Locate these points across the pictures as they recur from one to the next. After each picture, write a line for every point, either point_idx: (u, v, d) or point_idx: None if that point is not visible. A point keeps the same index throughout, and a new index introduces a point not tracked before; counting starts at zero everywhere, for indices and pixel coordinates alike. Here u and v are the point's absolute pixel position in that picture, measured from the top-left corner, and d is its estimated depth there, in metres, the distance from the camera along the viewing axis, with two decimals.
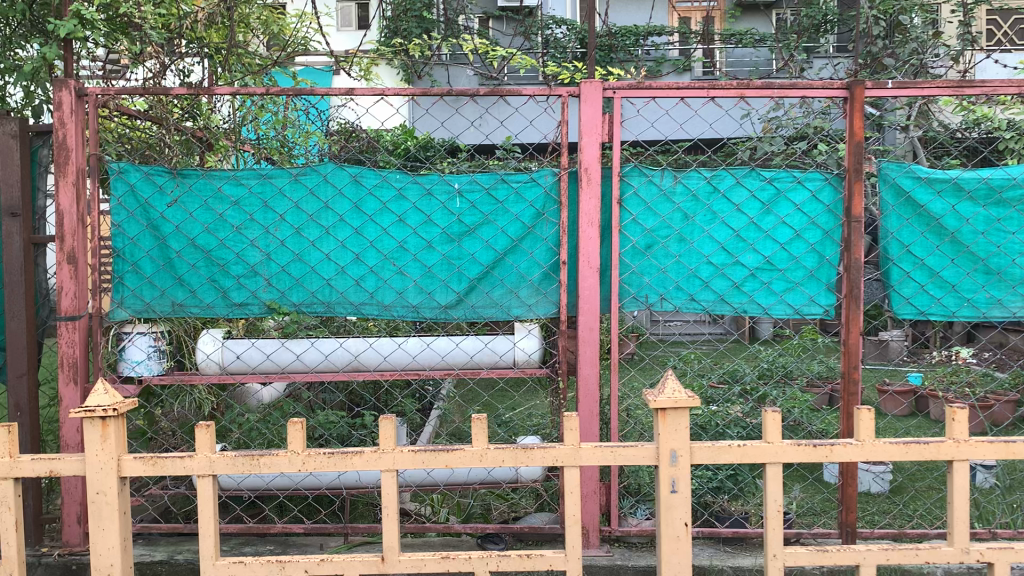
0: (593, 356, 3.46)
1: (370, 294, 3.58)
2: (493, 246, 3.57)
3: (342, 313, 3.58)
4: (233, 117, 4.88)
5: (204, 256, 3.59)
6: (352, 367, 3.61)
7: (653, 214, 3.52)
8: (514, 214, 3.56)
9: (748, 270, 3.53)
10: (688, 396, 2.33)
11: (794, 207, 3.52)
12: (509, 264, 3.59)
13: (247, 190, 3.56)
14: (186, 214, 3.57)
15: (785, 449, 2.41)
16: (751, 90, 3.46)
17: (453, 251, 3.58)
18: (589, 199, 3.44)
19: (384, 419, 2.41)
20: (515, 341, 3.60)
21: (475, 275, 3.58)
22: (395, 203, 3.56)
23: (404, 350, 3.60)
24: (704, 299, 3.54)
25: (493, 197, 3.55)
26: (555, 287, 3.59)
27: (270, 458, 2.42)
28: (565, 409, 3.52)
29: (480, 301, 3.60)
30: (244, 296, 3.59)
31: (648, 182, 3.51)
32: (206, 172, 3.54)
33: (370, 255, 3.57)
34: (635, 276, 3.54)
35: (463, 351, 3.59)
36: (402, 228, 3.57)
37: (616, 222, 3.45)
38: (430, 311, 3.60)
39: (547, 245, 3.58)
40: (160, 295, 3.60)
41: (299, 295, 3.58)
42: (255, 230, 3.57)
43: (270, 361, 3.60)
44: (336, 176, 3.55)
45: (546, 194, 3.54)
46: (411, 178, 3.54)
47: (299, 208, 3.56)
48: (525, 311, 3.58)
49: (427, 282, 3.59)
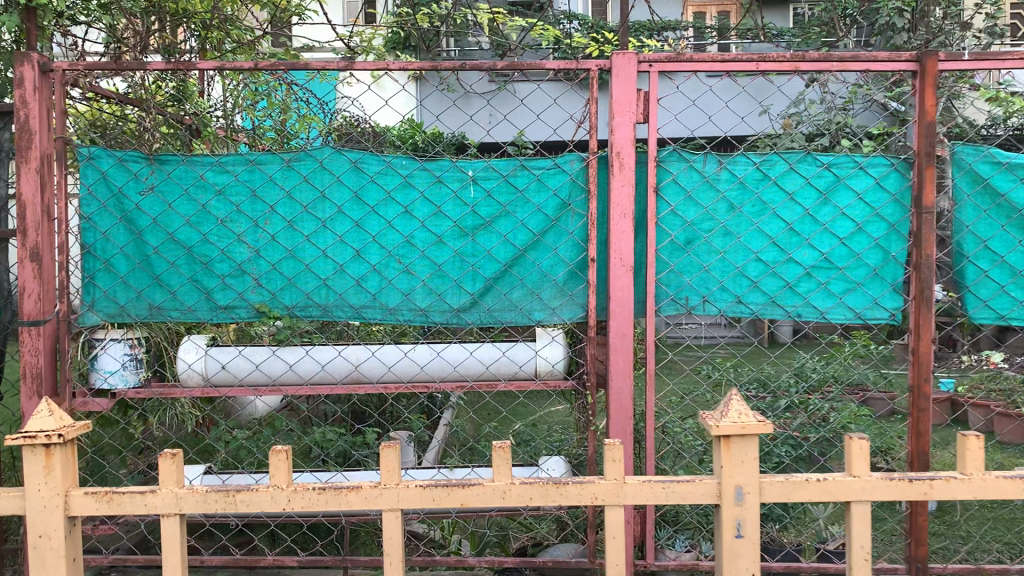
0: (626, 367, 3.03)
1: (373, 296, 3.17)
2: (512, 241, 3.15)
3: (341, 317, 3.16)
4: (224, 104, 4.48)
5: (185, 253, 3.17)
6: (352, 378, 3.19)
7: (694, 205, 3.10)
8: (535, 204, 3.13)
9: (803, 268, 3.10)
10: (758, 421, 1.91)
11: (855, 196, 3.09)
12: (529, 262, 3.16)
13: (233, 177, 3.14)
14: (164, 205, 3.15)
15: (874, 485, 1.97)
16: (806, 63, 3.02)
17: (466, 247, 3.16)
18: (622, 186, 3.01)
19: (387, 448, 1.98)
20: (537, 349, 3.15)
21: (491, 274, 3.16)
22: (401, 192, 3.14)
23: (410, 359, 3.17)
24: (753, 302, 3.11)
25: (511, 185, 3.13)
26: (582, 287, 3.16)
27: (248, 494, 2.00)
28: (595, 426, 3.09)
29: (497, 304, 3.17)
30: (230, 298, 3.18)
31: (689, 168, 3.08)
32: (187, 157, 3.13)
33: (373, 251, 3.15)
34: (674, 275, 3.12)
35: (477, 360, 3.17)
36: (409, 221, 3.15)
37: (653, 214, 3.02)
38: (440, 315, 3.17)
39: (574, 240, 3.15)
40: (136, 297, 3.18)
41: (292, 297, 3.16)
42: (242, 224, 3.16)
43: (260, 372, 3.19)
44: (333, 161, 3.12)
45: (572, 181, 3.12)
46: (419, 164, 3.11)
47: (291, 199, 3.14)
48: (548, 315, 3.15)
49: (437, 282, 3.17)
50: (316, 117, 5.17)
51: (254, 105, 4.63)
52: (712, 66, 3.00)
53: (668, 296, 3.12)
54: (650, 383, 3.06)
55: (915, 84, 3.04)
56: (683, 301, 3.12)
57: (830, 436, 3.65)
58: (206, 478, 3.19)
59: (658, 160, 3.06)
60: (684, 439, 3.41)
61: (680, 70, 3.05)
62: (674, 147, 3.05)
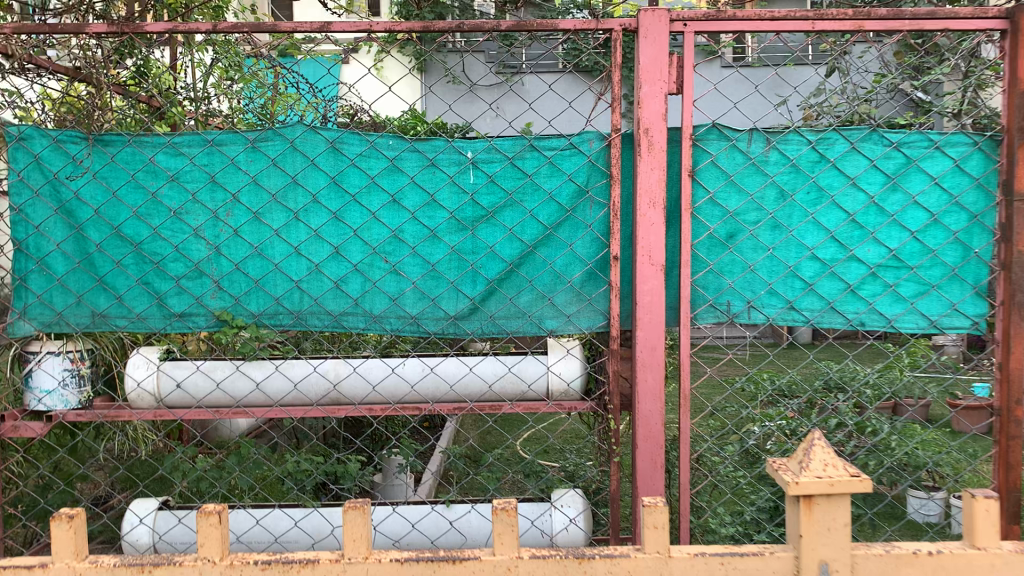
0: (656, 385, 2.54)
1: (355, 301, 2.67)
2: (519, 236, 2.64)
3: (316, 326, 2.67)
4: (195, 82, 4.01)
5: (133, 250, 2.68)
6: (330, 399, 2.70)
7: (737, 192, 2.59)
8: (547, 192, 2.63)
9: (868, 268, 2.60)
10: (851, 477, 1.42)
11: (930, 180, 2.57)
12: (540, 260, 2.65)
13: (188, 160, 2.65)
14: (108, 194, 2.66)
15: (1006, 561, 1.48)
16: (872, 22, 2.50)
17: (464, 243, 2.65)
18: (650, 169, 2.52)
19: (351, 511, 1.49)
20: (548, 365, 2.65)
21: (494, 275, 2.66)
22: (388, 177, 2.64)
23: (398, 377, 2.68)
24: (807, 307, 2.61)
25: (518, 168, 2.63)
26: (603, 292, 2.65)
27: (170, 571, 1.51)
28: (618, 455, 2.60)
29: (502, 310, 2.67)
30: (187, 303, 2.69)
31: (731, 148, 2.58)
32: (135, 137, 2.64)
33: (354, 248, 2.66)
34: (713, 276, 2.61)
35: (479, 377, 2.67)
36: (397, 213, 2.65)
37: (688, 203, 2.52)
38: (434, 325, 2.68)
39: (592, 234, 2.63)
40: (76, 303, 2.69)
41: (258, 303, 2.67)
42: (199, 215, 2.67)
43: (222, 391, 2.70)
44: (307, 141, 2.63)
45: (591, 164, 2.61)
46: (408, 144, 2.62)
47: (258, 186, 2.65)
48: (562, 323, 2.65)
49: (430, 285, 2.67)
50: (299, 97, 4.66)
51: (229, 85, 4.15)
52: (759, 25, 2.49)
53: (706, 301, 2.62)
54: (683, 404, 2.57)
55: (1003, 46, 2.52)
56: (724, 307, 2.61)
57: (891, 462, 3.14)
58: (159, 516, 2.70)
59: (694, 138, 2.56)
60: (722, 466, 2.92)
61: (720, 30, 2.54)
62: (713, 122, 2.55)
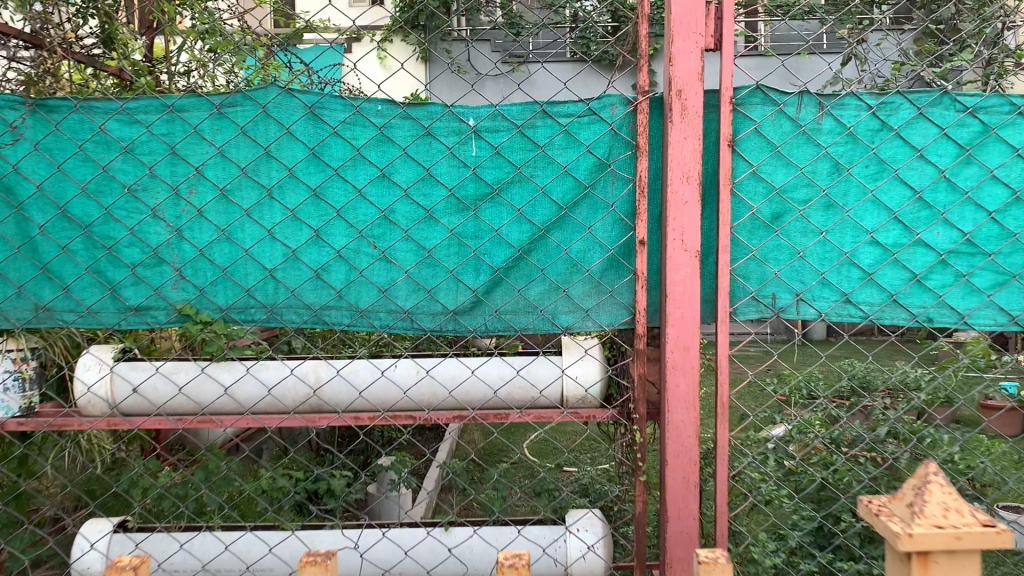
0: (689, 392, 2.17)
1: (339, 293, 2.31)
2: (529, 218, 2.27)
3: (294, 322, 2.31)
4: (172, 54, 3.64)
5: (82, 234, 2.31)
6: (310, 406, 2.33)
7: (784, 165, 2.21)
8: (561, 165, 2.25)
9: (937, 255, 2.22)
10: (985, 528, 1.06)
11: (1012, 151, 2.19)
12: (553, 246, 2.28)
13: (145, 129, 2.28)
14: (53, 168, 2.30)
15: None
16: None
17: (465, 226, 2.28)
18: (683, 139, 2.14)
19: (310, 567, 1.37)
20: (562, 367, 2.28)
21: (500, 263, 2.28)
22: (376, 149, 2.27)
23: (388, 381, 2.31)
24: (866, 301, 2.23)
25: (526, 138, 2.25)
26: (628, 282, 2.27)
27: None
28: (644, 472, 2.24)
29: (508, 304, 2.30)
30: (144, 295, 2.33)
31: (778, 114, 2.20)
32: (83, 102, 2.27)
33: (338, 232, 2.29)
34: (756, 264, 2.24)
35: (482, 382, 2.30)
36: (388, 190, 2.27)
37: (727, 178, 2.15)
38: (430, 320, 2.31)
39: (615, 215, 2.26)
40: (16, 294, 2.32)
41: (227, 295, 2.31)
42: (158, 192, 2.30)
43: (186, 397, 2.33)
44: (282, 107, 2.26)
45: (613, 132, 2.22)
46: (399, 110, 2.25)
47: (226, 159, 2.28)
48: (578, 319, 2.28)
49: (426, 275, 2.30)
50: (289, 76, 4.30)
51: (210, 59, 3.79)
52: None
53: (748, 293, 2.24)
54: (720, 413, 2.20)
55: None
56: (768, 301, 2.24)
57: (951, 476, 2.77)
58: (114, 541, 2.31)
59: (736, 101, 2.18)
60: (760, 482, 2.55)
61: None
62: (758, 83, 2.17)
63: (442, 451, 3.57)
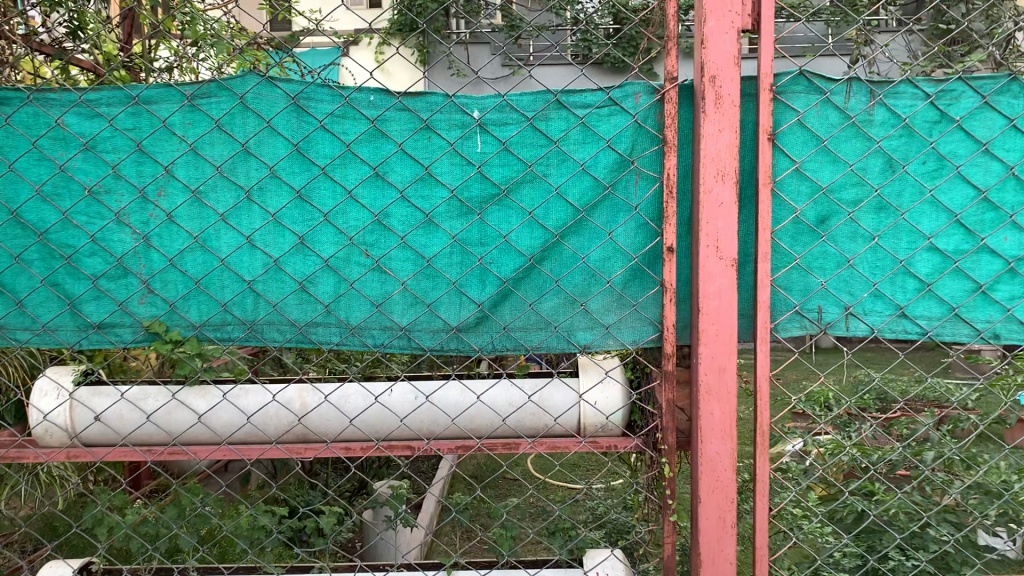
0: (725, 419, 1.92)
1: (327, 308, 2.04)
2: (541, 222, 2.00)
3: (276, 340, 2.05)
4: (151, 50, 3.39)
5: (36, 242, 2.05)
6: (294, 435, 2.07)
7: (831, 162, 1.95)
8: (578, 162, 1.99)
9: (1004, 263, 1.96)
10: None
11: None
12: (569, 254, 2.01)
13: (107, 123, 2.02)
14: (3, 168, 2.03)
15: None
16: None
17: (469, 232, 2.02)
18: (718, 131, 1.88)
19: None
20: (579, 391, 2.02)
21: (509, 273, 2.02)
22: (368, 145, 2.00)
23: (382, 408, 2.04)
24: (924, 315, 1.97)
25: (538, 133, 1.99)
26: (654, 295, 2.01)
27: None
28: (674, 510, 1.98)
29: (518, 319, 2.04)
30: (107, 311, 2.06)
31: (823, 104, 1.94)
32: (37, 94, 2.01)
33: (325, 239, 2.03)
34: (799, 274, 1.97)
35: (489, 408, 2.04)
36: (382, 192, 2.01)
37: (766, 176, 1.89)
38: (429, 339, 2.05)
39: (639, 219, 2.00)
40: None
41: (201, 311, 2.05)
42: (123, 195, 2.03)
43: (155, 425, 2.07)
44: (262, 98, 2.00)
45: (636, 125, 1.96)
46: (394, 100, 1.99)
47: (199, 157, 2.02)
48: (597, 336, 2.02)
49: (425, 287, 2.04)
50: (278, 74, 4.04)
51: (193, 55, 3.54)
52: None
53: (791, 306, 1.98)
54: (760, 443, 1.94)
55: None
56: (813, 315, 1.98)
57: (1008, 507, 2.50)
58: None
59: (776, 89, 1.92)
60: (798, 517, 2.29)
61: None
62: (801, 69, 1.91)
63: (439, 482, 3.30)
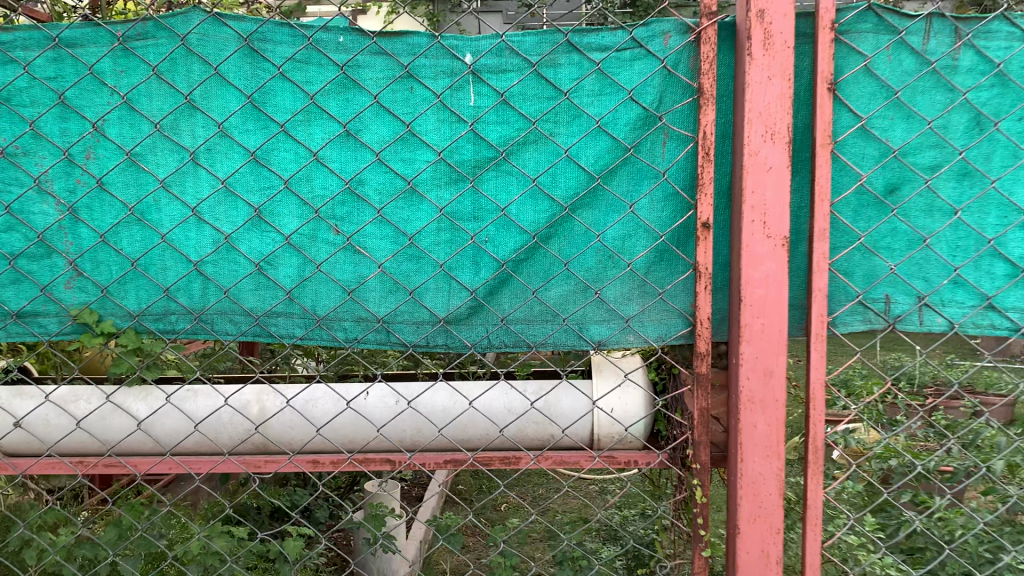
0: (771, 433, 1.57)
1: (289, 295, 1.70)
2: (548, 192, 1.65)
3: (228, 334, 1.71)
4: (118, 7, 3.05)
5: None
6: (252, 447, 1.73)
7: (906, 118, 1.58)
8: (592, 118, 1.63)
9: None
10: None
11: None
12: (581, 231, 1.66)
13: (23, 70, 1.67)
14: None
15: None
16: None
17: (460, 203, 1.66)
18: (767, 79, 1.52)
19: None
20: (592, 397, 1.68)
21: (508, 254, 1.67)
22: (337, 97, 1.65)
23: (356, 414, 1.70)
24: (1016, 306, 1.61)
25: (544, 82, 1.62)
26: (684, 281, 1.66)
27: None
28: (707, 541, 1.63)
29: (519, 310, 1.69)
30: (28, 297, 1.72)
31: (897, 46, 1.57)
32: None
33: (286, 211, 1.68)
34: (863, 256, 1.61)
35: (484, 416, 1.69)
36: (354, 154, 1.66)
37: (826, 135, 1.53)
38: (412, 333, 1.70)
39: (668, 188, 1.64)
40: None
41: (140, 298, 1.71)
42: (44, 157, 1.69)
43: (86, 434, 1.74)
44: (208, 39, 1.65)
45: (666, 73, 1.60)
46: (368, 42, 1.63)
47: (134, 111, 1.67)
48: (614, 331, 1.67)
49: (407, 270, 1.69)
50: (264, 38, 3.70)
51: None
52: None
53: (852, 295, 1.62)
54: (813, 463, 1.59)
55: None
56: (880, 307, 1.62)
57: None
58: None
59: (839, 26, 1.55)
60: (850, 544, 1.94)
61: None
62: (871, 2, 1.54)
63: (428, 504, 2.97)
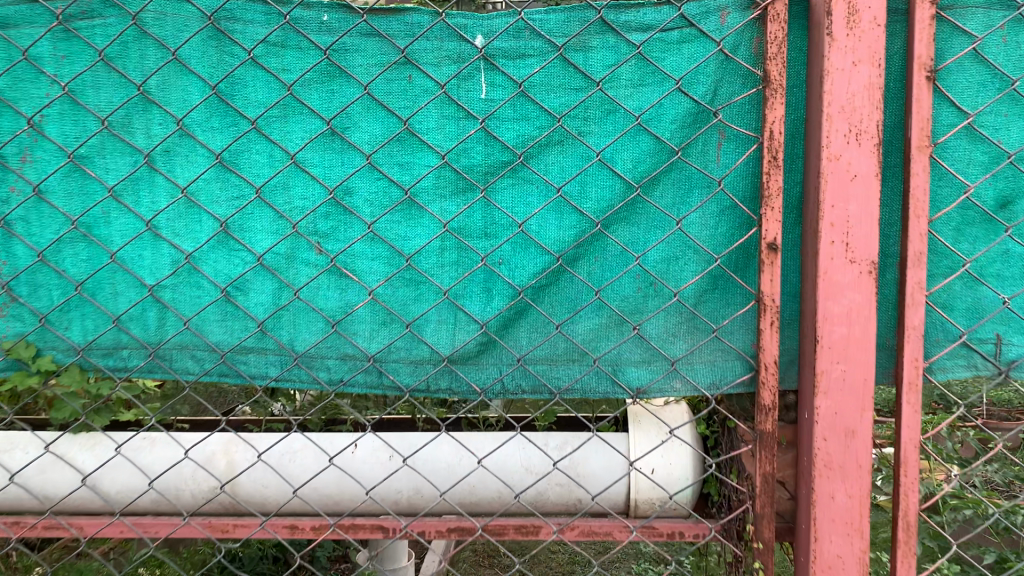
0: (853, 507, 1.25)
1: (263, 327, 1.41)
2: (575, 204, 1.35)
3: (189, 373, 1.42)
4: None
5: None
6: (218, 508, 1.44)
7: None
8: (631, 114, 1.32)
9: None
10: None
11: None
12: (616, 253, 1.36)
13: None
14: None
15: None
16: None
17: (469, 217, 1.37)
18: (852, 65, 1.21)
19: None
20: (629, 456, 1.38)
21: (527, 281, 1.37)
22: (319, 88, 1.36)
23: (341, 472, 1.41)
24: None
25: (571, 69, 1.32)
26: (742, 314, 1.35)
27: None
28: None
29: (540, 348, 1.39)
30: None
31: (1013, 25, 1.26)
32: None
33: (259, 225, 1.39)
34: (967, 285, 1.30)
35: (496, 476, 1.39)
36: (340, 157, 1.37)
37: (924, 135, 1.22)
38: (410, 375, 1.41)
39: (723, 201, 1.33)
40: None
41: (86, 329, 1.43)
42: None
43: (22, 490, 1.45)
44: (165, 19, 1.36)
45: (722, 58, 1.30)
46: (358, 21, 1.34)
47: (78, 105, 1.38)
48: (655, 375, 1.37)
49: (405, 299, 1.39)
50: None
51: None
52: None
53: (953, 335, 1.31)
54: (905, 544, 1.27)
55: None
56: (988, 349, 1.30)
57: None
58: None
59: None
60: None
61: None
62: None
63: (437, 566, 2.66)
